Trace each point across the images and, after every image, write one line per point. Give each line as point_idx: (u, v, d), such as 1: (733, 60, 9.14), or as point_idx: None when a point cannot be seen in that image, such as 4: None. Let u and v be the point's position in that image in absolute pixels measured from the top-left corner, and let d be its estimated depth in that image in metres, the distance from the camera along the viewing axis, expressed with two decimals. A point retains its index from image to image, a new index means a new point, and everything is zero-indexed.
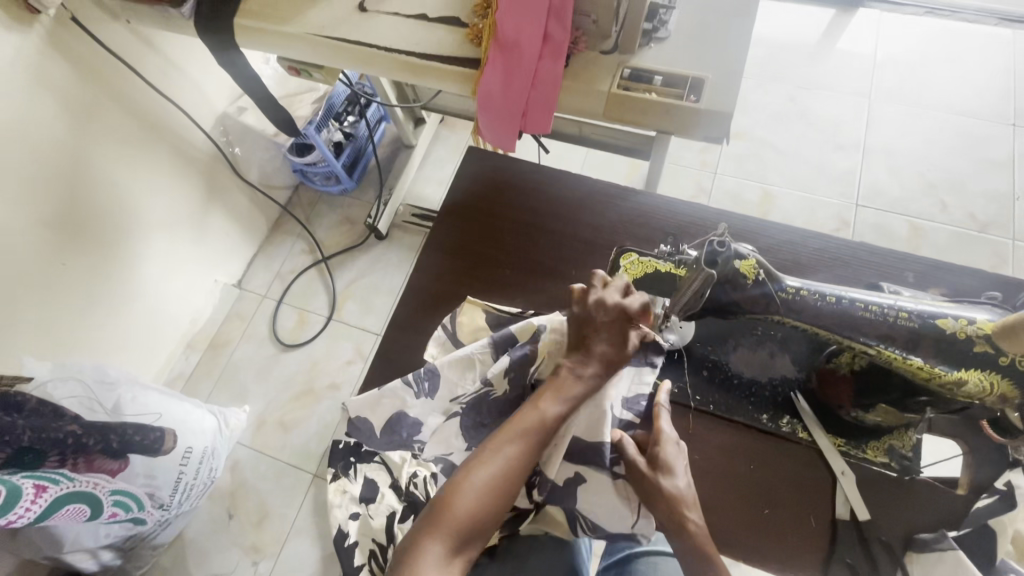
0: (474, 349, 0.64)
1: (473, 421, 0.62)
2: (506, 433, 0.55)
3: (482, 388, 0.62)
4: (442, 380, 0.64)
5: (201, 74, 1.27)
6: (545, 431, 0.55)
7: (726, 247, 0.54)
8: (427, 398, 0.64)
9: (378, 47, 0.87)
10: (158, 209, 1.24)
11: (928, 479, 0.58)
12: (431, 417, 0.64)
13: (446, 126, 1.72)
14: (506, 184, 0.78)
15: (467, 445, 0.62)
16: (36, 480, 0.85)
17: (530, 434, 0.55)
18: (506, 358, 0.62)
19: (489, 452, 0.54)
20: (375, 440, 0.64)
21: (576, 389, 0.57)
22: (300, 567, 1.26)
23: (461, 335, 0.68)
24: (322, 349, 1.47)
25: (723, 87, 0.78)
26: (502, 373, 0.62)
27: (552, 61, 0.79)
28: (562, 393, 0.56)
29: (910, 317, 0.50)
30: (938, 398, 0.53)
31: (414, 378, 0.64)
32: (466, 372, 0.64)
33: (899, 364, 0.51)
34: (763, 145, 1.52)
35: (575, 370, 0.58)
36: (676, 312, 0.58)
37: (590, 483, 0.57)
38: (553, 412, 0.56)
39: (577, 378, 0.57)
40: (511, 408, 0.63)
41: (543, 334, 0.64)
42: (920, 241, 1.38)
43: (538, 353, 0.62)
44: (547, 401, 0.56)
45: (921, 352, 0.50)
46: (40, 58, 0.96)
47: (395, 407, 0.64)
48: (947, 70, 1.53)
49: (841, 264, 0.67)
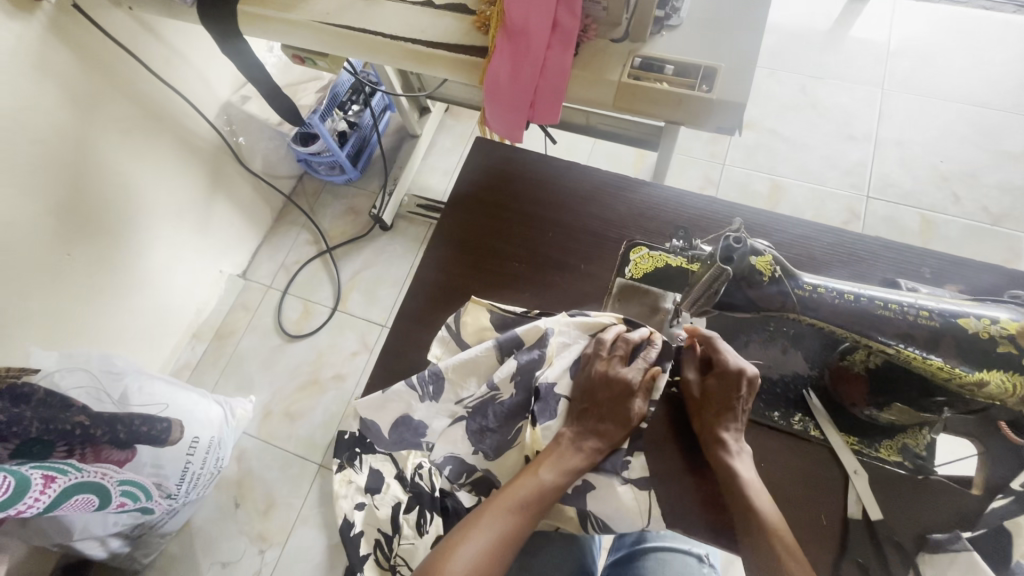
0: (478, 352, 0.63)
1: (479, 426, 0.62)
2: (502, 501, 0.56)
3: (488, 393, 0.62)
4: (447, 383, 0.63)
5: (204, 62, 1.26)
6: (541, 501, 0.56)
7: (742, 244, 0.53)
8: (431, 402, 0.63)
9: (383, 35, 0.85)
10: (162, 199, 1.23)
11: (941, 477, 0.57)
12: (436, 420, 0.63)
13: (452, 115, 1.70)
14: (514, 175, 0.77)
15: (474, 451, 0.61)
16: (46, 470, 0.83)
17: (528, 504, 0.56)
18: (513, 364, 0.62)
19: (485, 516, 0.55)
20: (384, 441, 0.63)
21: (575, 460, 0.58)
22: (306, 557, 1.27)
23: (465, 335, 0.67)
24: (328, 339, 1.46)
25: (736, 77, 0.76)
26: (508, 377, 0.62)
27: (562, 51, 0.78)
28: (560, 462, 0.58)
29: (931, 317, 0.49)
30: (956, 398, 0.52)
31: (419, 382, 0.63)
32: (471, 374, 0.63)
33: (918, 364, 0.50)
34: (773, 135, 1.50)
35: (574, 439, 0.59)
36: (688, 310, 0.60)
37: (598, 490, 0.58)
38: (551, 482, 0.56)
39: (577, 449, 0.58)
40: (517, 413, 0.62)
41: (551, 339, 0.63)
42: (931, 234, 1.36)
43: (546, 358, 0.62)
44: (545, 470, 0.57)
45: (941, 352, 0.49)
46: (43, 45, 0.95)
47: (401, 408, 0.63)
48: (962, 58, 1.50)
49: (857, 260, 0.66)
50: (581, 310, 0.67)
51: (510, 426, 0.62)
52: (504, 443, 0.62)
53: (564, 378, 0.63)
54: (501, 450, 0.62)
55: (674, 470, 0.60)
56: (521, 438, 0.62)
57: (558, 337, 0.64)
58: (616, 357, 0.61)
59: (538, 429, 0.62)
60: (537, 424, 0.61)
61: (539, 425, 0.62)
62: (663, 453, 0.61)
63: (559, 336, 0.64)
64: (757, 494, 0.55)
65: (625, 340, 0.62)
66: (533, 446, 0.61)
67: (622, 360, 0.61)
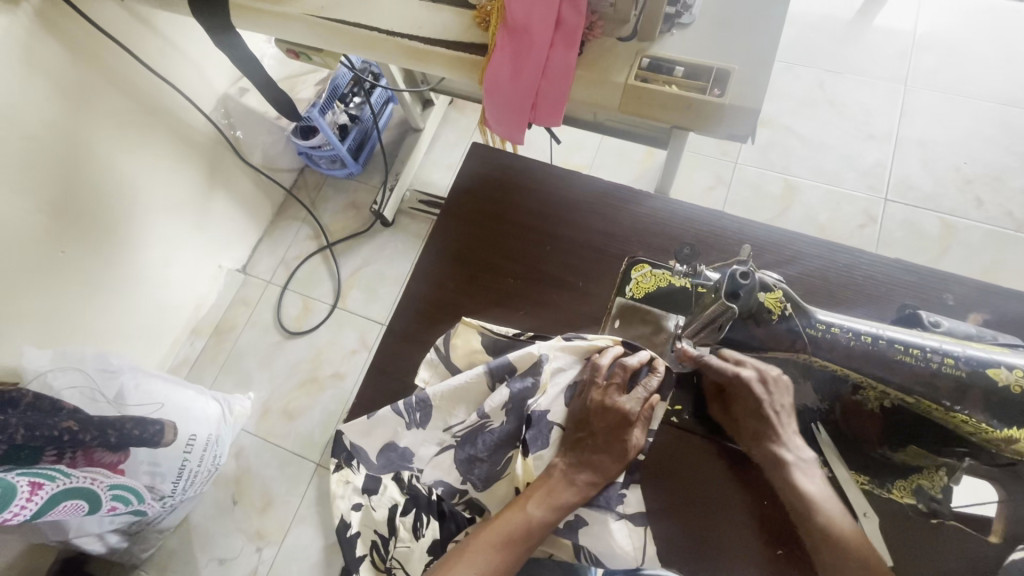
0: (469, 376, 0.60)
1: (468, 455, 0.59)
2: (487, 537, 0.54)
3: (478, 420, 0.60)
4: (435, 409, 0.61)
5: (200, 53, 1.22)
6: (528, 538, 0.54)
7: (750, 278, 0.50)
8: (418, 429, 0.61)
9: (381, 31, 0.81)
10: (157, 193, 1.20)
11: (956, 522, 0.55)
12: (424, 447, 0.61)
13: (456, 107, 1.66)
14: (514, 185, 0.74)
15: (463, 481, 0.59)
16: (32, 477, 0.82)
17: (513, 540, 0.54)
18: (506, 392, 0.59)
19: (469, 552, 0.53)
20: (373, 465, 0.62)
21: (566, 496, 0.56)
22: (304, 557, 1.26)
23: (455, 357, 0.64)
24: (327, 337, 1.44)
25: (752, 81, 0.71)
26: (500, 405, 0.59)
27: (565, 49, 0.73)
28: (550, 498, 0.55)
29: (957, 365, 0.48)
30: (979, 451, 0.53)
31: (405, 408, 0.61)
32: (461, 401, 0.61)
33: (942, 415, 0.50)
34: (788, 133, 1.45)
35: (566, 471, 0.57)
36: (690, 339, 0.57)
37: (591, 526, 0.57)
38: (539, 518, 0.54)
39: (568, 483, 0.56)
40: (507, 441, 0.59)
41: (545, 366, 0.60)
42: (951, 240, 1.31)
43: (540, 386, 0.60)
44: (533, 504, 0.55)
45: (967, 405, 0.48)
46: (30, 37, 0.92)
47: (387, 433, 0.62)
48: (992, 53, 1.43)
49: (872, 285, 0.64)
50: (576, 332, 0.65)
51: (500, 455, 0.59)
52: (494, 473, 0.59)
53: (558, 404, 0.61)
54: (490, 480, 0.59)
55: (674, 505, 0.59)
56: (511, 468, 0.59)
57: (553, 362, 0.61)
58: (614, 385, 0.58)
59: (530, 458, 0.59)
60: (529, 454, 0.59)
61: (531, 455, 0.59)
62: (666, 487, 0.60)
63: (553, 361, 0.61)
64: (823, 508, 0.53)
65: (622, 367, 0.59)
66: (524, 478, 0.58)
67: (621, 387, 0.59)
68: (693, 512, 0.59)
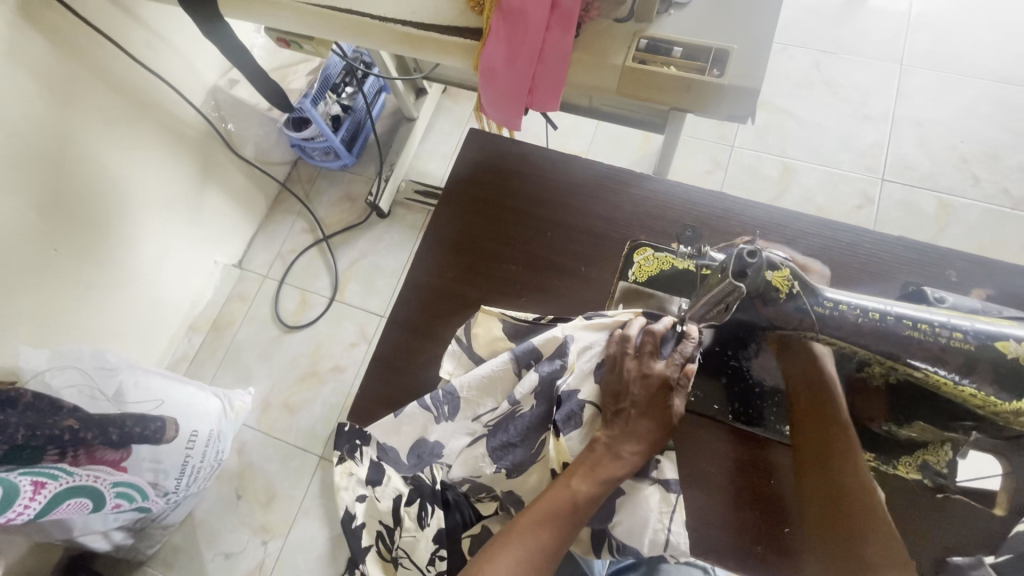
0: (495, 365, 0.61)
1: (500, 442, 0.59)
2: (530, 517, 0.53)
3: (508, 408, 0.59)
4: (463, 401, 0.61)
5: (188, 44, 1.20)
6: (573, 514, 0.53)
7: (756, 258, 0.50)
8: (448, 422, 0.61)
9: (372, 17, 0.80)
10: (151, 186, 1.18)
11: (961, 496, 0.56)
12: (454, 439, 0.61)
13: (450, 96, 1.64)
14: (512, 169, 0.74)
15: (495, 469, 0.59)
16: (35, 477, 0.81)
17: (554, 516, 0.52)
18: (534, 376, 0.59)
19: (513, 535, 0.52)
20: (402, 465, 0.62)
21: (614, 470, 0.54)
22: (310, 548, 1.26)
23: (477, 347, 0.64)
24: (325, 331, 1.44)
25: (751, 60, 0.71)
26: (529, 391, 0.59)
27: (562, 31, 0.72)
28: (596, 474, 0.54)
29: (966, 339, 0.48)
30: (985, 424, 0.52)
31: (433, 403, 0.61)
32: (487, 390, 0.61)
33: (950, 390, 0.50)
34: (786, 116, 1.44)
35: (611, 445, 0.55)
36: (693, 321, 0.58)
37: (628, 496, 0.56)
38: (585, 493, 0.53)
39: (614, 456, 0.55)
40: (539, 425, 0.59)
41: (570, 347, 0.60)
42: (948, 219, 1.31)
43: (568, 367, 0.59)
44: (579, 480, 0.54)
45: (975, 379, 0.49)
46: (12, 31, 0.90)
47: (417, 430, 0.61)
48: (988, 30, 1.42)
49: (875, 263, 0.64)
50: (596, 311, 0.65)
51: (533, 439, 0.59)
52: (528, 457, 0.59)
53: (589, 384, 0.59)
54: (523, 466, 0.59)
55: (692, 480, 0.61)
56: (546, 451, 0.59)
57: (578, 341, 0.61)
58: (647, 352, 0.57)
59: (562, 440, 0.58)
60: (561, 436, 0.58)
61: (564, 436, 0.58)
62: (690, 461, 0.61)
63: (578, 340, 0.61)
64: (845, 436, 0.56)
65: (651, 334, 0.57)
66: (560, 459, 0.57)
67: (654, 354, 0.57)
68: (698, 493, 0.60)
